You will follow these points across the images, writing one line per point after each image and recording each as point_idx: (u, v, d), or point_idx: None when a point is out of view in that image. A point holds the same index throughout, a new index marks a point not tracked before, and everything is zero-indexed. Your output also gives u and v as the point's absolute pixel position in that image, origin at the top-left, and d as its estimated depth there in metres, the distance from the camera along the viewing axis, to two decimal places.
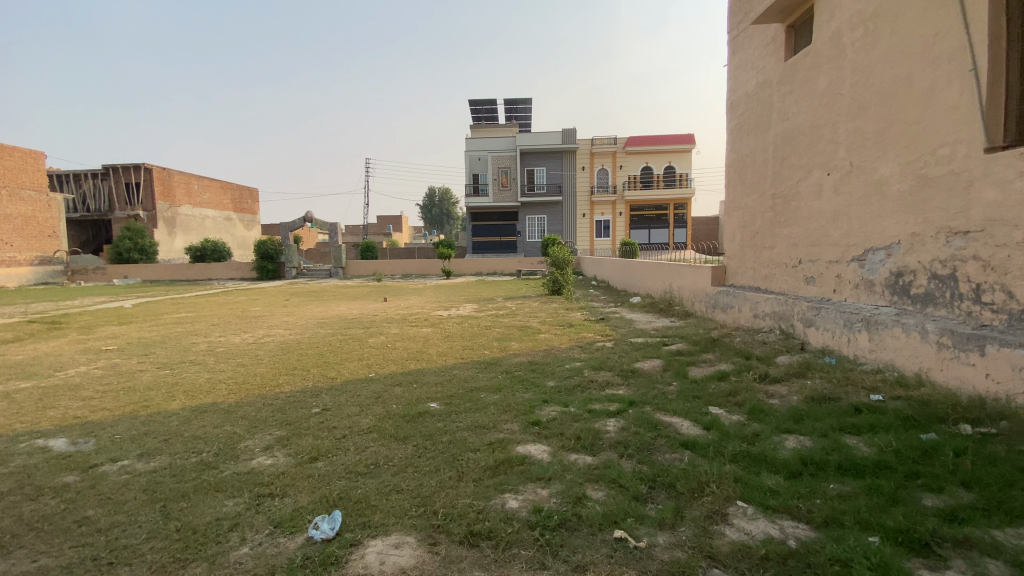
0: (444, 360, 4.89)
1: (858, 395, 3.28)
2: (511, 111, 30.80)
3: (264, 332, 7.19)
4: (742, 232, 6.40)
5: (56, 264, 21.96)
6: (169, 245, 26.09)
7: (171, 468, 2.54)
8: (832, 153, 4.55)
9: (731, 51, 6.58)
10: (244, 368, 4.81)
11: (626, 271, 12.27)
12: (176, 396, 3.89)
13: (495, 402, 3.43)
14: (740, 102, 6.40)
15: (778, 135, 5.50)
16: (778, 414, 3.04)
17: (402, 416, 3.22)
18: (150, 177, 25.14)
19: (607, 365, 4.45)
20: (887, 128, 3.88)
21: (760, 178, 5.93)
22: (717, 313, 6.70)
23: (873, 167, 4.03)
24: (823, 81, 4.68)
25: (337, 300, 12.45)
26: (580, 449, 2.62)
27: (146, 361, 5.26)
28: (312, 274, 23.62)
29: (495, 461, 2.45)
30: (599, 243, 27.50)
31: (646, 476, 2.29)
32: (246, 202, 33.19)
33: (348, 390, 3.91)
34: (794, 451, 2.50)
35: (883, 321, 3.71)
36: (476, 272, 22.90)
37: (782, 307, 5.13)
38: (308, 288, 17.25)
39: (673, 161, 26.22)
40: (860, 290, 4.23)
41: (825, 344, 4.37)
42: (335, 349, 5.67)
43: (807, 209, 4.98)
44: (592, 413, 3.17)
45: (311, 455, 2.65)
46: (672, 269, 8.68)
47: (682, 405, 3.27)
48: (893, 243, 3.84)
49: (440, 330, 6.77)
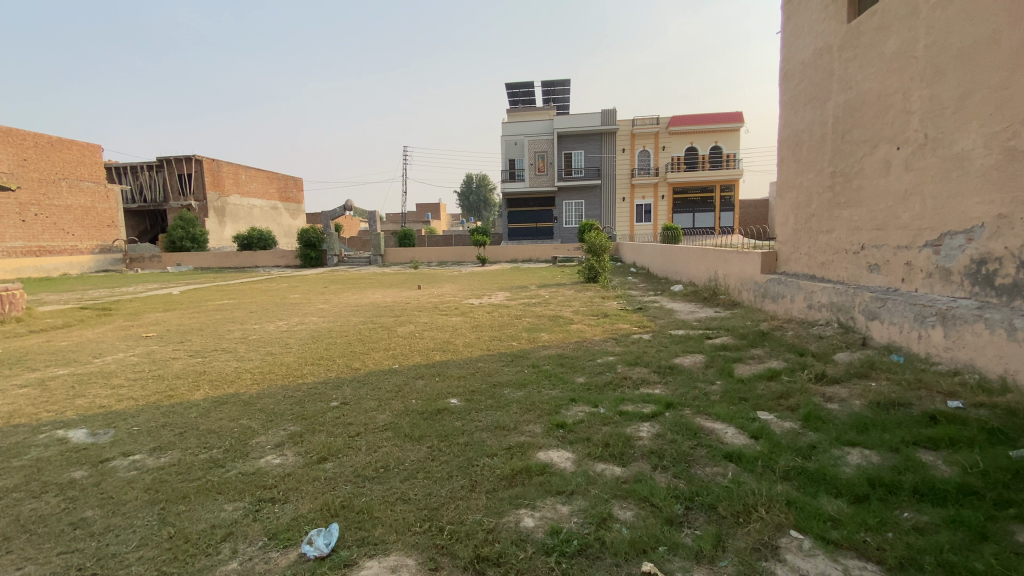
0: (470, 351, 4.70)
1: (932, 401, 2.86)
2: (550, 93, 30.18)
3: (298, 319, 7.25)
4: (796, 214, 5.88)
5: (116, 252, 23.26)
6: (219, 233, 27.16)
7: (179, 465, 2.46)
8: (903, 125, 4.02)
9: (786, 16, 6.00)
10: (271, 357, 4.78)
11: (668, 257, 11.71)
12: (201, 386, 3.88)
13: (518, 400, 3.20)
14: (796, 72, 5.83)
15: (838, 107, 4.95)
16: (838, 421, 2.68)
17: (421, 413, 3.04)
18: (201, 168, 26.16)
19: (643, 360, 4.15)
20: (969, 94, 3.35)
21: (817, 155, 5.38)
22: (767, 304, 6.21)
23: (951, 139, 3.51)
24: (892, 43, 4.12)
25: (373, 288, 12.49)
26: (609, 458, 2.36)
27: (181, 348, 5.35)
28: (352, 262, 24.08)
29: (512, 469, 2.23)
30: (640, 229, 26.73)
31: (682, 494, 2.01)
32: (292, 192, 34.15)
33: (369, 383, 3.78)
34: (858, 469, 2.15)
35: (961, 315, 3.23)
36: (511, 259, 22.69)
37: (841, 298, 4.64)
38: (347, 275, 17.50)
39: (719, 141, 25.04)
40: (933, 279, 3.73)
41: (892, 340, 3.90)
42: (363, 338, 5.59)
43: (872, 188, 4.46)
44: (624, 416, 2.90)
45: (321, 454, 2.50)
46: (718, 255, 8.16)
47: (727, 408, 2.95)
48: (976, 225, 3.33)
49: (469, 319, 6.60)
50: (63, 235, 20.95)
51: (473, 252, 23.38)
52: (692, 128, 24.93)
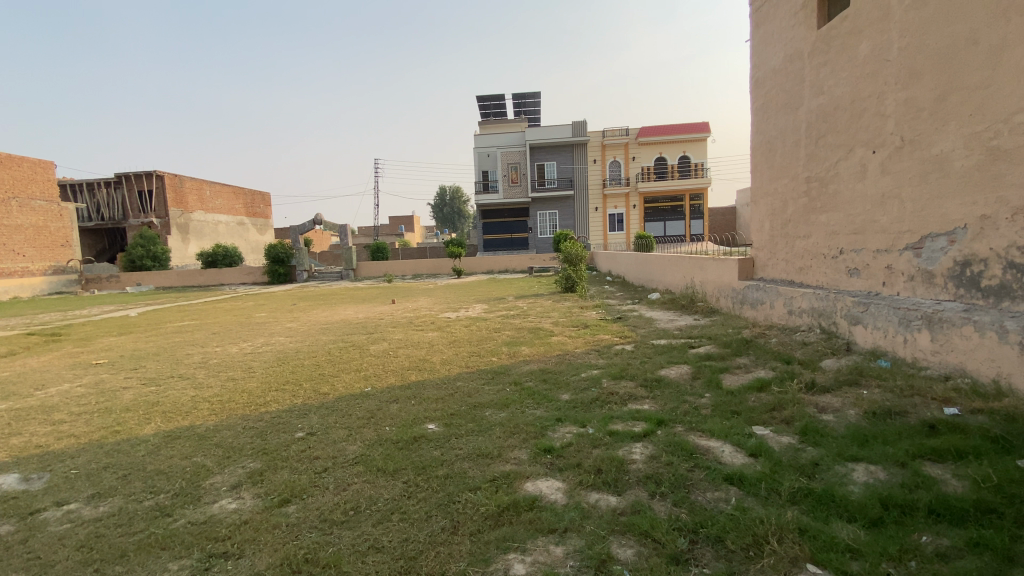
0: (448, 370, 4.45)
1: (928, 409, 2.78)
2: (521, 106, 30.36)
3: (264, 340, 6.86)
4: (771, 220, 5.87)
5: (71, 273, 22.14)
6: (183, 251, 26.17)
7: (120, 515, 2.17)
8: (878, 128, 4.01)
9: (755, 24, 6.04)
10: (233, 384, 4.43)
11: (644, 265, 11.67)
12: (152, 418, 3.53)
13: (501, 423, 2.99)
14: (766, 79, 5.87)
15: (811, 112, 4.96)
16: (837, 434, 2.55)
17: (395, 442, 2.80)
18: (162, 184, 25.23)
19: (629, 373, 4.00)
20: (947, 95, 3.34)
21: (792, 160, 5.39)
22: (746, 310, 6.17)
23: (930, 141, 3.50)
24: (864, 47, 4.14)
25: (344, 304, 12.10)
26: (603, 486, 2.18)
27: (134, 376, 4.94)
28: (323, 277, 23.50)
29: (498, 505, 2.02)
30: (613, 238, 26.93)
31: (685, 526, 1.84)
32: (259, 207, 33.28)
33: (339, 409, 3.51)
34: (867, 488, 2.01)
35: (948, 318, 3.19)
36: (487, 270, 22.47)
37: (822, 304, 4.61)
38: (317, 291, 16.99)
39: (687, 151, 25.56)
40: (915, 282, 3.70)
41: (877, 345, 3.85)
42: (333, 359, 5.28)
43: (848, 192, 4.45)
44: (615, 437, 2.71)
45: (283, 496, 2.24)
46: (694, 263, 8.13)
47: (721, 424, 2.81)
48: (958, 227, 3.31)
49: (446, 334, 6.36)
50: (13, 255, 19.84)
51: (448, 265, 23.07)
52: (661, 139, 25.40)
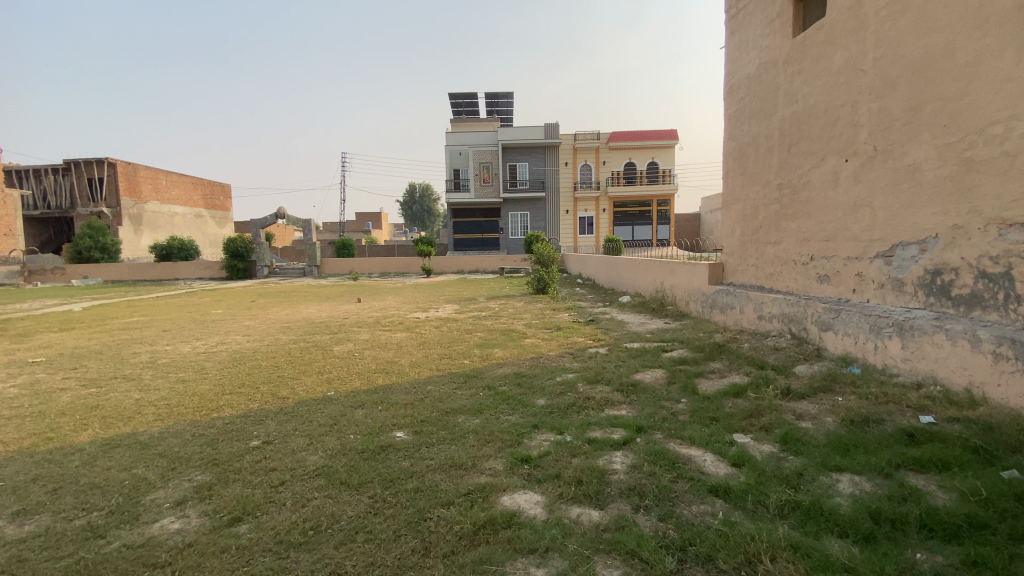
0: (417, 373, 4.27)
1: (904, 417, 2.80)
2: (493, 106, 30.26)
3: (219, 339, 6.46)
4: (741, 226, 5.92)
5: (10, 264, 20.74)
6: (135, 243, 24.80)
7: (47, 536, 1.88)
8: (851, 137, 4.07)
9: (730, 31, 6.09)
10: (183, 386, 4.11)
11: (614, 268, 11.69)
12: (91, 424, 3.18)
13: (474, 430, 2.83)
14: (740, 86, 5.92)
15: (784, 120, 5.02)
16: (817, 443, 2.52)
17: (360, 452, 2.60)
18: (114, 172, 23.93)
19: (604, 377, 3.90)
20: (921, 106, 3.39)
21: (763, 167, 5.44)
22: (715, 315, 6.20)
23: (903, 151, 3.55)
24: (839, 57, 4.19)
25: (307, 302, 11.64)
26: (584, 499, 2.05)
27: (73, 376, 4.53)
28: (286, 273, 22.73)
29: (473, 523, 1.87)
30: (583, 241, 27.10)
31: (673, 543, 1.74)
32: (219, 199, 31.96)
33: (299, 415, 3.28)
34: (854, 500, 1.96)
35: (920, 326, 3.23)
36: (457, 269, 22.18)
37: (792, 309, 4.64)
38: (278, 288, 16.35)
39: (656, 157, 26.02)
40: (885, 290, 3.75)
41: (847, 351, 3.89)
42: (295, 360, 4.99)
43: (819, 199, 4.50)
44: (594, 445, 2.59)
45: (234, 514, 2.02)
46: (663, 267, 8.16)
47: (701, 431, 2.73)
48: (929, 236, 3.36)
49: (415, 335, 6.15)
50: None
51: (417, 264, 22.65)
52: (631, 144, 25.78)
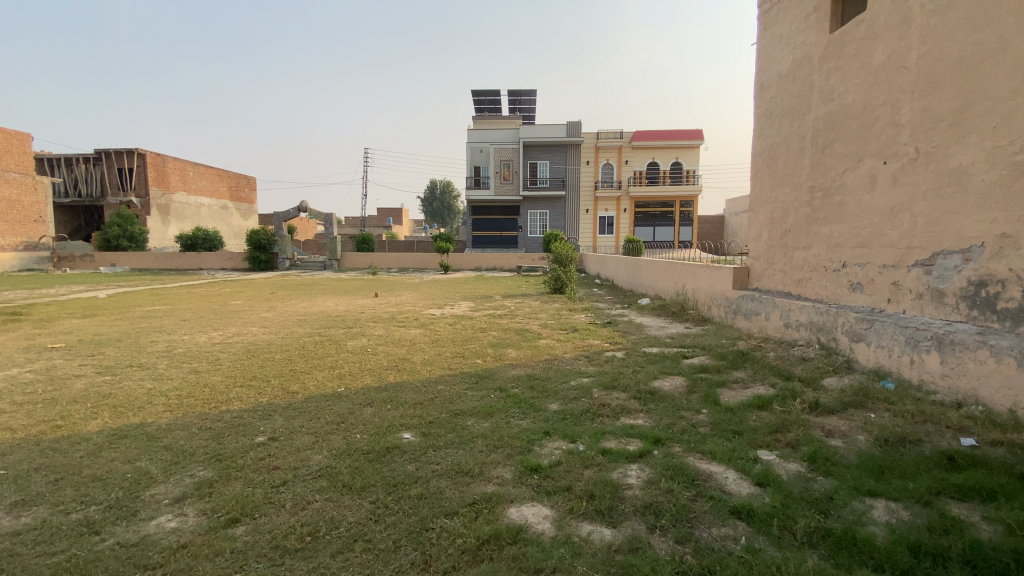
0: (429, 371, 4.19)
1: (942, 438, 2.60)
2: (516, 103, 30.15)
3: (235, 330, 6.50)
4: (769, 229, 5.70)
5: (42, 250, 21.43)
6: (162, 233, 25.38)
7: (42, 529, 1.84)
8: (891, 139, 3.85)
9: (763, 26, 5.86)
10: (195, 377, 4.10)
11: (634, 270, 11.48)
12: (100, 413, 3.17)
13: (484, 435, 2.73)
14: (772, 84, 5.69)
15: (818, 119, 4.79)
16: (849, 464, 2.35)
17: (366, 454, 2.52)
18: (143, 163, 24.51)
19: (621, 382, 3.77)
20: (969, 106, 3.18)
21: (794, 168, 5.21)
22: (739, 320, 6.00)
23: (947, 154, 3.34)
24: (880, 53, 3.96)
25: (325, 294, 11.70)
26: (595, 515, 1.93)
27: (90, 363, 4.57)
28: (306, 266, 22.99)
29: (477, 537, 1.77)
30: (603, 241, 26.81)
31: (690, 569, 1.61)
32: (245, 192, 32.49)
33: (307, 411, 3.22)
34: (890, 530, 1.80)
35: (961, 341, 3.03)
36: (475, 267, 22.15)
37: (822, 318, 4.43)
38: (296, 281, 16.52)
39: (680, 157, 25.58)
40: (923, 301, 3.53)
41: (880, 364, 3.68)
42: (307, 354, 4.96)
43: (853, 203, 4.29)
44: (608, 456, 2.47)
45: (232, 514, 1.95)
46: (686, 269, 7.95)
47: (722, 445, 2.58)
48: (974, 245, 3.15)
49: (429, 332, 6.08)
50: None
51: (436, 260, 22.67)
52: (655, 144, 25.40)
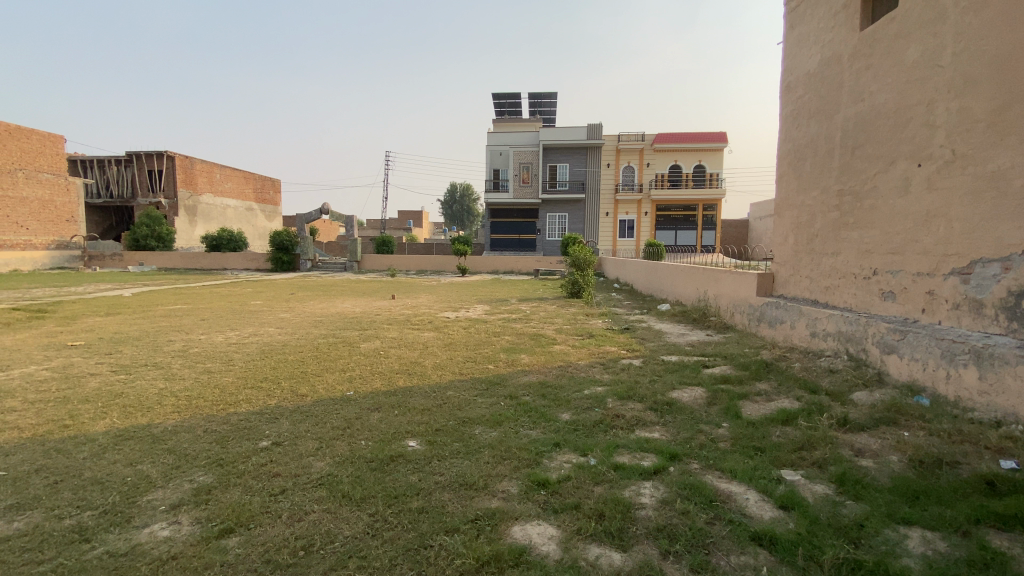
0: (439, 376, 4.11)
1: (981, 461, 2.41)
2: (537, 106, 30.06)
3: (250, 330, 6.52)
4: (795, 234, 5.48)
5: (73, 249, 22.10)
6: (188, 233, 25.97)
7: (32, 536, 1.80)
8: (925, 140, 3.63)
9: (790, 25, 5.66)
10: (206, 378, 4.10)
11: (654, 274, 11.25)
12: (109, 413, 3.17)
13: (491, 445, 2.63)
14: (798, 84, 5.49)
15: (848, 120, 4.58)
16: (880, 487, 2.18)
17: (369, 462, 2.44)
18: (172, 164, 25.13)
19: (637, 392, 3.63)
20: (1009, 105, 2.97)
21: (823, 171, 4.99)
22: (762, 328, 5.77)
23: (985, 156, 3.13)
24: (913, 51, 3.76)
25: (343, 296, 11.76)
26: (603, 538, 1.81)
27: (106, 362, 4.61)
28: (327, 267, 23.25)
29: (476, 559, 1.66)
30: (623, 244, 26.49)
31: None
32: (269, 193, 33.08)
33: (314, 415, 3.16)
34: (927, 564, 1.64)
35: (1002, 355, 2.82)
36: (492, 270, 22.09)
37: (850, 328, 4.21)
38: (316, 282, 16.70)
39: (703, 160, 25.12)
40: (960, 311, 3.31)
41: (913, 377, 3.46)
42: (319, 356, 4.93)
43: (885, 207, 4.07)
44: (620, 472, 2.34)
45: (226, 524, 1.89)
46: (707, 274, 7.72)
47: (743, 463, 2.43)
48: (1015, 253, 2.94)
49: (443, 335, 6.01)
50: (18, 228, 19.92)
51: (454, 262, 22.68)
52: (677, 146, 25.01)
